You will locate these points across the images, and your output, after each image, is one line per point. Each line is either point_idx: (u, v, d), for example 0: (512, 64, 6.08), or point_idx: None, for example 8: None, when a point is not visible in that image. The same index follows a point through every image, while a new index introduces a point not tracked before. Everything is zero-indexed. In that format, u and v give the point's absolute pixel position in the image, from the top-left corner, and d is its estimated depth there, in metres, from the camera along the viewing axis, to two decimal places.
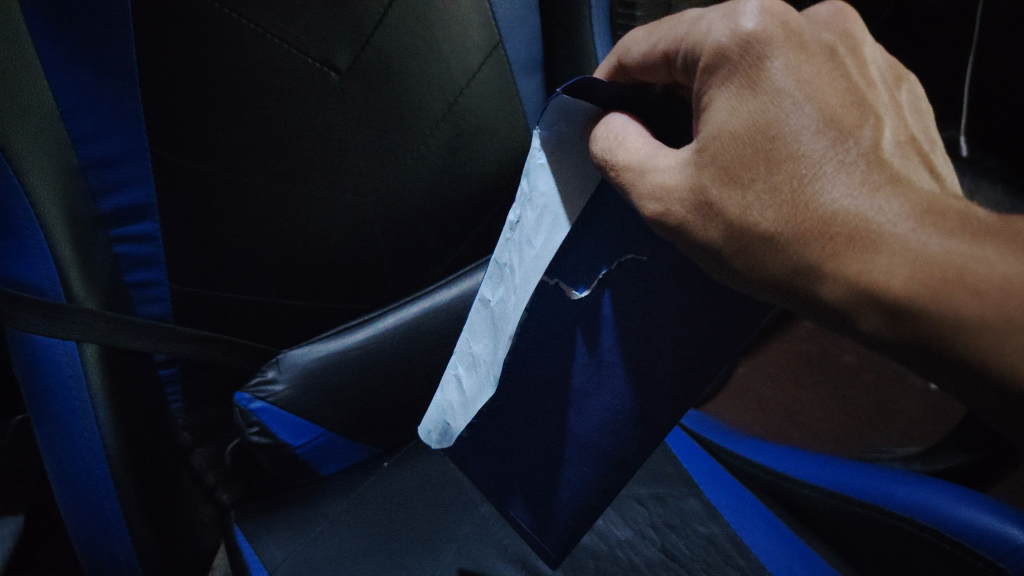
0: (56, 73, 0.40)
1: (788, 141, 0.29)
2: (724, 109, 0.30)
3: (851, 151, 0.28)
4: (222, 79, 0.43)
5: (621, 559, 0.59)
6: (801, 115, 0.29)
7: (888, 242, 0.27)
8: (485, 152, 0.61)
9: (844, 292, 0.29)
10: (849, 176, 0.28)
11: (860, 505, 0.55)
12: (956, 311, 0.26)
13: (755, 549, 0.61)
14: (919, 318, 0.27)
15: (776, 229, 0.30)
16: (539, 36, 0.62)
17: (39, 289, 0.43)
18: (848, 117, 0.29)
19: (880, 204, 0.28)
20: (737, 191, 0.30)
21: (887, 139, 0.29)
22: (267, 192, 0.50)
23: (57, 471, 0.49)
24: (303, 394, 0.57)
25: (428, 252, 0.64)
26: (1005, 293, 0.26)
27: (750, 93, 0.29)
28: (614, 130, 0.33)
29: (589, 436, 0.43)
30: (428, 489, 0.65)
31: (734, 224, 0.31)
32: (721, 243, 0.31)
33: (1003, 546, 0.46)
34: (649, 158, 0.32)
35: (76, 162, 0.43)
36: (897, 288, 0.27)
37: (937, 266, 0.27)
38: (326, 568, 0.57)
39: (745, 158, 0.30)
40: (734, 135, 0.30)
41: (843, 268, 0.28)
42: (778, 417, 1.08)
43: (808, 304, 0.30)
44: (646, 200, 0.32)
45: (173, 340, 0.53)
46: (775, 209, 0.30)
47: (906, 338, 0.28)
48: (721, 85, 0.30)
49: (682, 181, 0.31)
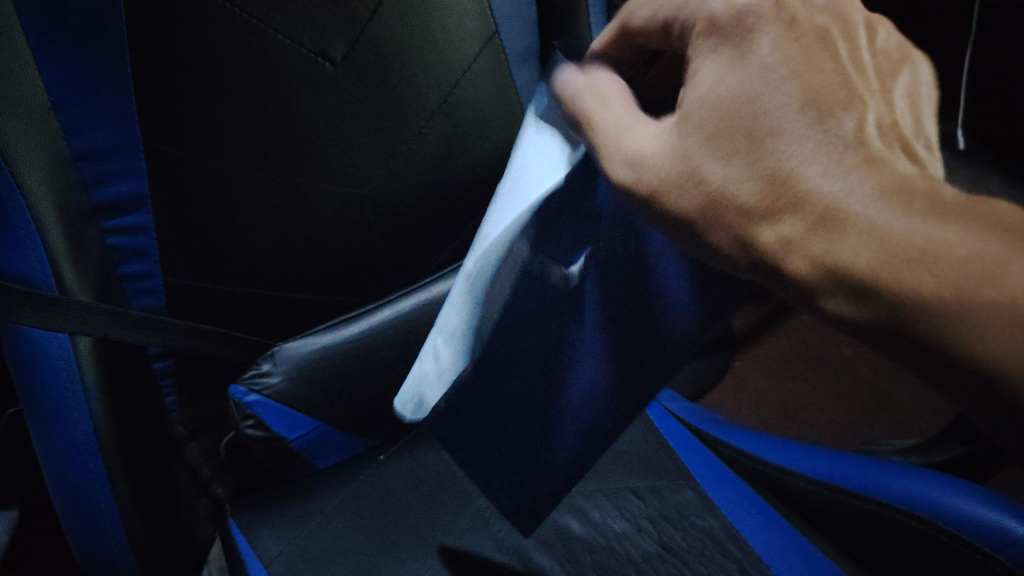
0: (46, 64, 0.39)
1: (767, 114, 0.30)
2: (710, 79, 0.31)
3: (830, 130, 0.29)
4: (213, 65, 0.42)
5: (617, 552, 0.60)
6: (781, 88, 0.30)
7: (854, 222, 0.28)
8: (479, 143, 0.60)
9: (810, 268, 0.29)
10: (825, 150, 0.29)
11: (857, 497, 0.54)
12: (915, 289, 0.27)
13: (751, 542, 0.61)
14: (885, 296, 0.27)
15: (751, 200, 0.30)
16: (535, 25, 0.60)
17: (30, 280, 0.43)
18: (830, 94, 0.30)
19: (852, 182, 0.28)
20: (717, 163, 0.31)
21: (869, 122, 0.30)
22: (260, 183, 0.49)
23: (52, 464, 0.49)
24: (298, 386, 0.57)
25: (422, 245, 0.63)
26: (961, 274, 0.26)
27: (737, 64, 0.31)
28: (596, 85, 0.35)
29: (577, 409, 0.46)
30: (421, 480, 0.64)
31: (708, 199, 0.31)
32: (696, 217, 0.32)
33: (1001, 538, 0.46)
34: (627, 124, 0.34)
35: (68, 153, 0.43)
36: (863, 266, 0.27)
37: (903, 246, 0.27)
38: (321, 562, 0.57)
39: (726, 128, 0.31)
40: (716, 104, 0.31)
41: (810, 245, 0.29)
42: (774, 409, 1.07)
43: (785, 284, 0.30)
44: (616, 167, 0.33)
45: (169, 333, 0.52)
46: (751, 182, 0.30)
47: (876, 317, 0.28)
48: (711, 52, 0.32)
49: (661, 152, 0.32)
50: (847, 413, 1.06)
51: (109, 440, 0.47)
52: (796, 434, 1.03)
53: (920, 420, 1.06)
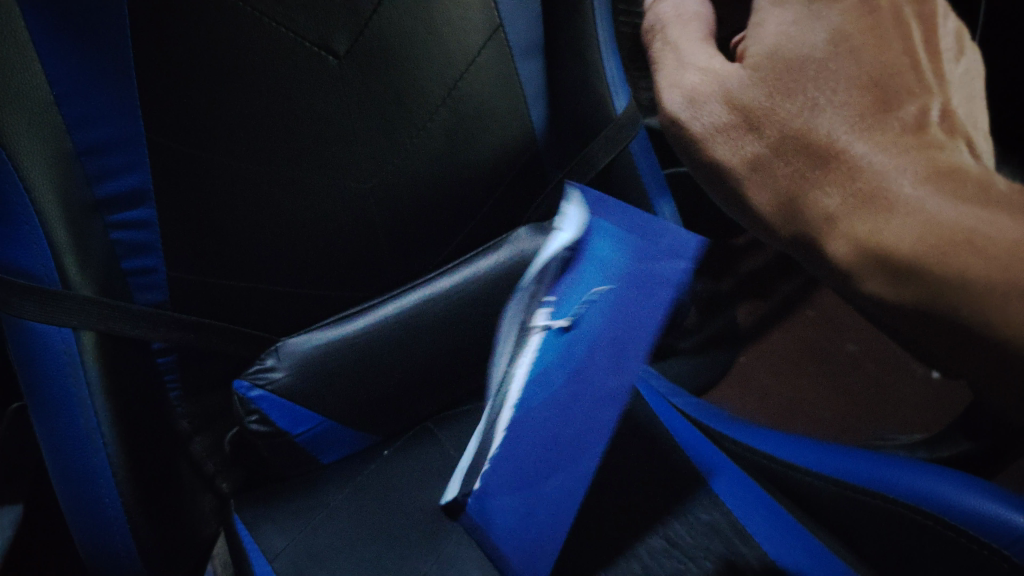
0: (50, 59, 0.39)
1: (825, 84, 0.35)
2: (776, 33, 0.37)
3: (891, 121, 0.33)
4: (216, 56, 0.43)
5: (624, 549, 0.61)
6: (846, 63, 0.35)
7: (901, 205, 0.32)
8: (485, 138, 0.60)
9: (848, 245, 0.34)
10: (874, 130, 0.33)
11: (863, 492, 0.53)
12: (965, 269, 0.30)
13: (758, 537, 0.61)
14: (922, 277, 0.32)
15: (801, 170, 0.36)
16: (540, 19, 0.60)
17: (33, 276, 0.43)
18: (896, 82, 0.34)
19: (904, 163, 0.32)
20: (762, 135, 0.37)
21: (932, 113, 0.33)
22: (264, 177, 0.49)
23: (55, 459, 0.48)
24: (303, 380, 0.57)
25: (427, 241, 0.63)
26: (1012, 256, 0.29)
27: (800, 26, 0.36)
28: (682, 11, 0.42)
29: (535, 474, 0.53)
30: (424, 476, 0.64)
31: (751, 158, 0.38)
32: (740, 171, 0.38)
33: (1008, 534, 0.46)
34: (693, 50, 0.40)
35: (71, 147, 0.43)
36: (906, 245, 0.32)
37: (947, 231, 0.31)
38: (329, 558, 0.57)
39: (788, 94, 0.36)
40: (782, 64, 0.36)
41: (858, 226, 0.34)
42: (778, 405, 1.07)
43: (808, 244, 0.37)
44: (674, 97, 0.40)
45: (172, 328, 0.52)
46: (799, 158, 0.36)
47: (912, 298, 0.33)
48: (776, 7, 0.37)
49: (727, 115, 0.38)
50: (852, 410, 1.06)
51: (113, 436, 0.47)
52: (802, 429, 1.05)
53: (924, 417, 1.06)
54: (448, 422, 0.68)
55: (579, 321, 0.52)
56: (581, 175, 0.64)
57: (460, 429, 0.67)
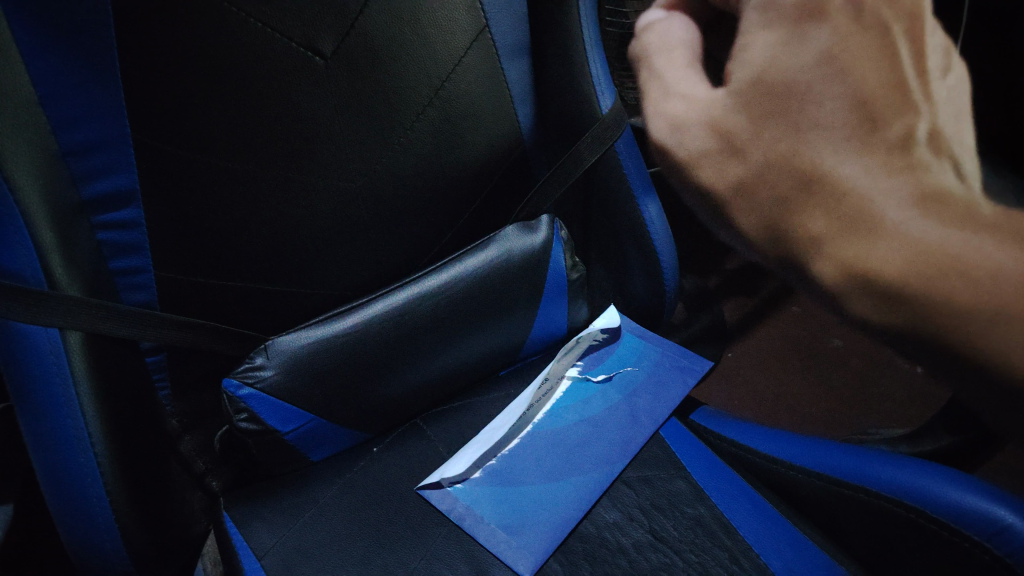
0: (33, 59, 0.39)
1: (816, 107, 0.28)
2: (765, 52, 0.29)
3: (875, 142, 0.26)
4: (198, 56, 0.42)
5: (609, 542, 0.60)
6: (834, 83, 0.27)
7: (886, 228, 0.26)
8: (470, 138, 0.60)
9: (835, 272, 0.28)
10: (863, 155, 0.26)
11: (846, 486, 0.55)
12: (949, 295, 0.26)
13: (742, 530, 0.60)
14: (919, 303, 0.26)
15: (785, 195, 0.29)
16: (526, 20, 0.60)
17: (20, 277, 0.42)
18: (883, 99, 0.27)
19: (890, 187, 0.26)
20: (738, 159, 0.30)
21: (921, 132, 0.26)
22: (252, 177, 0.49)
23: (40, 463, 0.47)
24: (291, 379, 0.57)
25: (417, 240, 0.63)
26: (995, 279, 0.25)
27: (790, 48, 0.28)
28: (666, 36, 0.33)
29: (552, 499, 0.60)
30: (412, 472, 0.64)
31: (736, 183, 0.30)
32: (726, 198, 0.31)
33: (990, 526, 0.46)
34: (677, 77, 0.32)
35: (57, 148, 0.43)
36: (893, 273, 0.26)
37: (935, 253, 0.25)
38: (316, 554, 0.57)
39: (774, 117, 0.29)
40: (768, 87, 0.29)
41: (840, 252, 0.27)
42: (765, 400, 1.08)
43: (791, 270, 0.30)
44: (657, 125, 0.32)
45: (161, 328, 0.52)
46: (779, 180, 0.29)
47: (900, 322, 0.27)
48: (762, 26, 0.29)
49: (705, 141, 0.31)
50: (839, 404, 1.07)
51: (100, 437, 0.47)
52: (786, 424, 1.05)
53: (910, 410, 1.06)
54: (437, 420, 0.69)
55: (613, 378, 0.69)
56: (568, 173, 0.65)
57: (449, 425, 0.68)
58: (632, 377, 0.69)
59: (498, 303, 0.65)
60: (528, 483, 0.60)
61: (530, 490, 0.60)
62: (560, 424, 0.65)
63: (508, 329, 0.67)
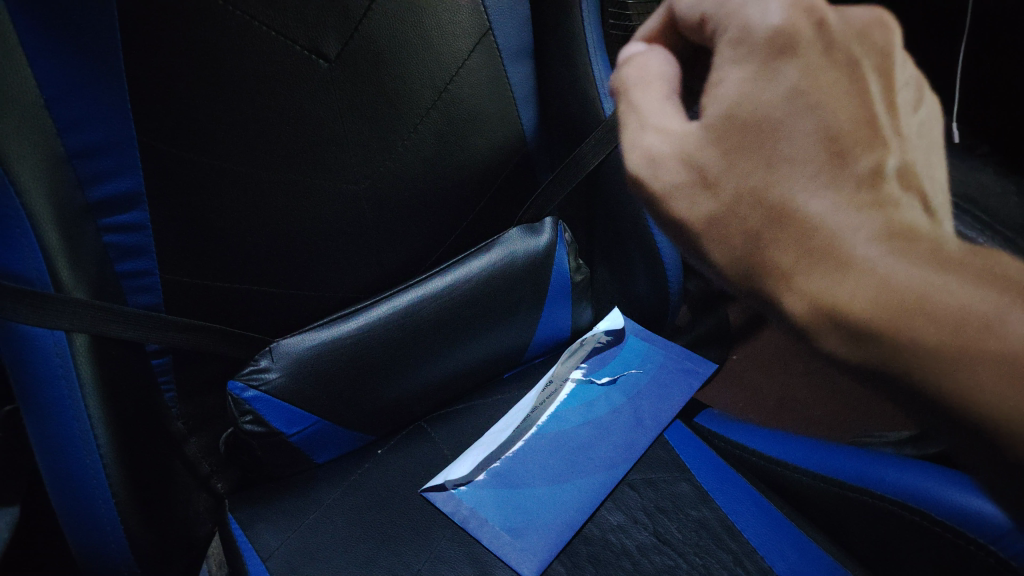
0: (40, 61, 0.40)
1: (787, 141, 0.29)
2: (736, 88, 0.29)
3: (846, 176, 0.28)
4: (201, 58, 0.43)
5: (613, 544, 0.60)
6: (804, 119, 0.29)
7: (856, 264, 0.28)
8: (474, 141, 0.60)
9: (806, 306, 0.30)
10: (833, 189, 0.28)
11: (850, 488, 0.54)
12: (914, 334, 0.28)
13: (746, 533, 0.60)
14: (881, 342, 0.29)
15: (758, 228, 0.30)
16: (529, 22, 0.60)
17: (27, 280, 0.43)
18: (854, 133, 0.28)
19: (859, 222, 0.28)
20: (710, 192, 0.31)
21: (891, 165, 0.27)
22: (256, 180, 0.50)
23: (45, 464, 0.47)
24: (296, 381, 0.57)
25: (421, 242, 0.63)
26: (958, 320, 0.27)
27: (760, 84, 0.29)
28: (646, 69, 0.34)
29: (558, 502, 0.60)
30: (416, 473, 0.64)
31: (709, 216, 0.32)
32: (700, 230, 0.33)
33: (995, 529, 0.45)
34: (653, 110, 0.33)
35: (63, 151, 0.44)
36: (859, 311, 0.28)
37: (899, 292, 0.28)
38: (320, 555, 0.57)
39: (748, 154, 0.30)
40: (741, 122, 0.30)
41: (808, 286, 0.30)
42: (770, 404, 1.07)
43: (766, 297, 0.32)
44: (634, 157, 0.33)
45: (166, 330, 0.52)
46: (754, 215, 0.30)
47: (868, 358, 0.30)
48: (734, 62, 0.30)
49: (680, 173, 0.32)
50: None
51: (105, 437, 0.47)
52: None
53: None
54: (442, 423, 0.69)
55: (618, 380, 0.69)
56: (572, 176, 0.65)
57: (451, 427, 0.68)
58: (643, 377, 0.69)
59: (501, 305, 0.65)
60: (535, 484, 0.61)
61: (536, 491, 0.60)
62: (564, 426, 0.65)
63: (512, 331, 0.68)
